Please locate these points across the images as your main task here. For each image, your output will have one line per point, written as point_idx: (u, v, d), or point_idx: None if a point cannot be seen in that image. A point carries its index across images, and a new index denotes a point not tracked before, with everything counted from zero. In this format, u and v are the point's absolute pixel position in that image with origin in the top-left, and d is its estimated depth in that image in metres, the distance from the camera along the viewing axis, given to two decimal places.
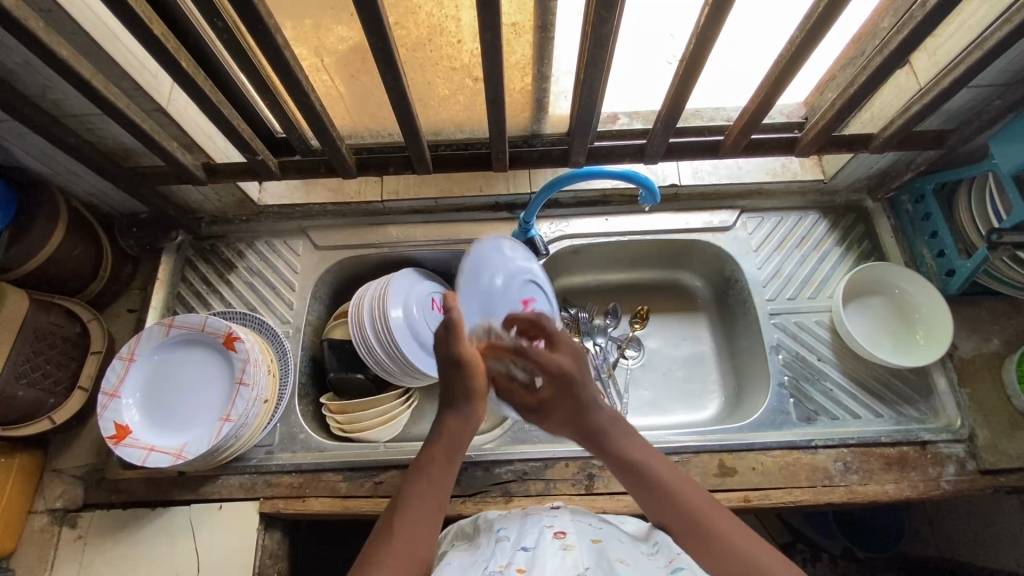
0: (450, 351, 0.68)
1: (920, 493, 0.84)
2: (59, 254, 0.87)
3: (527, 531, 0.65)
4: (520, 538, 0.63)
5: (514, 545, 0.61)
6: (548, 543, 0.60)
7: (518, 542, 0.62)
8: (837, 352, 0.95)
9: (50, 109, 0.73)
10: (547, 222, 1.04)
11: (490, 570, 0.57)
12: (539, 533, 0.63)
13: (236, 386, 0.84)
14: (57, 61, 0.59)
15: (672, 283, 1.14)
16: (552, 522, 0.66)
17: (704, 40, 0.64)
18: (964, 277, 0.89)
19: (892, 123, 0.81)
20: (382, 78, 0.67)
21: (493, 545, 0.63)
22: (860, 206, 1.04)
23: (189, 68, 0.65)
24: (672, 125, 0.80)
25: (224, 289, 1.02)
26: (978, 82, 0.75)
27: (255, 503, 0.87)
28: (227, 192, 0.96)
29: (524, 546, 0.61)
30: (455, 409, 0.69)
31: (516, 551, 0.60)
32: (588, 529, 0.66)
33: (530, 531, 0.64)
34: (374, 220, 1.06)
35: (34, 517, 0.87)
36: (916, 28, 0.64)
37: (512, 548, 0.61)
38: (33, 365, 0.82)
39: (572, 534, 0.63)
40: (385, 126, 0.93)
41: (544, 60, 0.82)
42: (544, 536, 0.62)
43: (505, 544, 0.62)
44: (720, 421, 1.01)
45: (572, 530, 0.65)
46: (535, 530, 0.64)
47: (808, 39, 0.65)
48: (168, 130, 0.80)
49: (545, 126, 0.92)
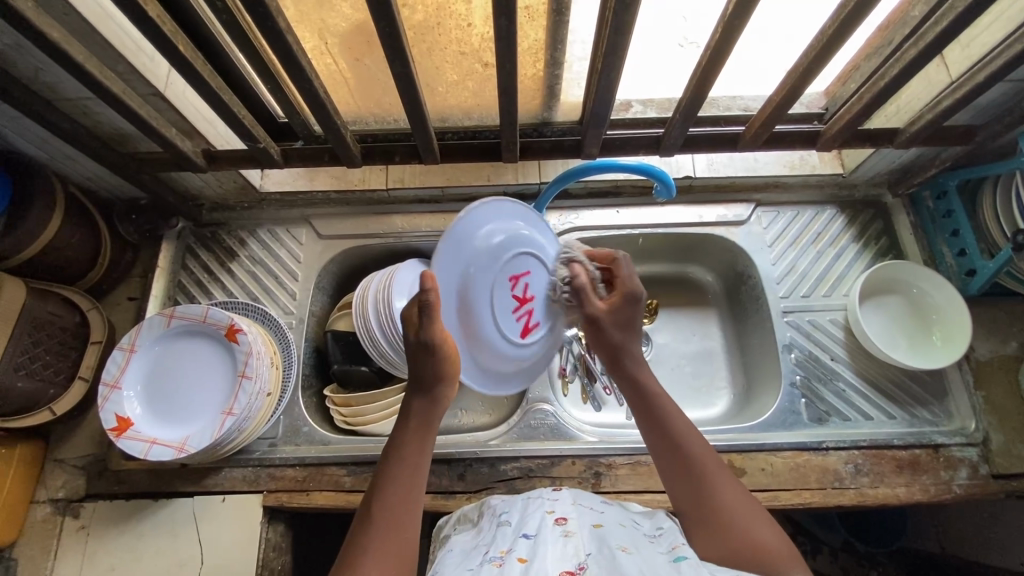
0: (423, 334, 0.61)
1: (931, 497, 0.83)
2: (56, 242, 0.84)
3: (529, 516, 0.62)
4: (521, 524, 0.61)
5: (516, 531, 0.60)
6: (549, 531, 0.58)
7: (519, 528, 0.60)
8: (850, 351, 0.93)
9: (43, 93, 0.70)
10: (557, 213, 1.01)
11: (490, 556, 0.56)
12: (540, 519, 0.61)
13: (238, 379, 0.82)
14: (47, 44, 0.55)
15: (682, 277, 1.11)
16: (554, 507, 0.64)
17: (731, 29, 0.61)
18: (985, 277, 0.87)
19: (921, 118, 0.77)
20: (390, 65, 0.64)
21: (495, 531, 0.62)
22: (879, 201, 1.01)
23: (188, 53, 0.61)
24: (692, 116, 0.77)
25: (225, 278, 1.00)
26: (1014, 76, 0.71)
27: (258, 496, 0.86)
28: (228, 179, 0.94)
29: (525, 533, 0.59)
30: (423, 390, 0.63)
31: (516, 538, 0.58)
32: (590, 513, 0.63)
33: (531, 516, 0.62)
34: (379, 209, 1.03)
35: (36, 507, 0.87)
36: (955, 20, 0.60)
37: (513, 535, 0.59)
38: (31, 356, 0.80)
39: (574, 520, 0.61)
40: (391, 112, 0.89)
41: (558, 44, 0.78)
42: (545, 523, 0.60)
43: (507, 530, 0.61)
44: (729, 418, 1.00)
45: (574, 515, 0.62)
46: (536, 516, 0.62)
47: (841, 29, 0.61)
48: (166, 115, 0.77)
49: (556, 114, 0.89)
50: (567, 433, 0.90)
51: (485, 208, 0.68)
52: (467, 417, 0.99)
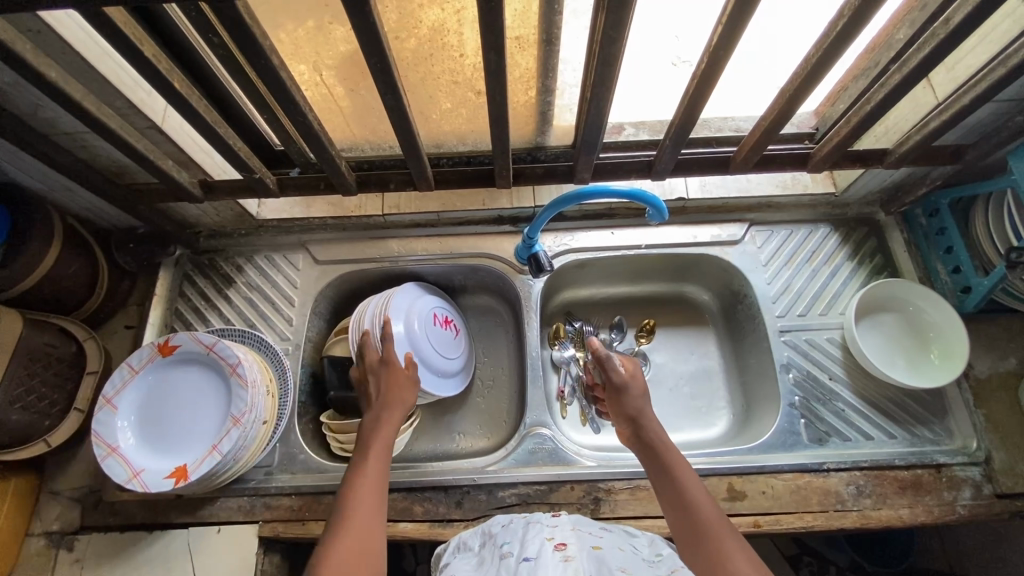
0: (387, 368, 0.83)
1: (934, 519, 0.82)
2: (54, 273, 0.85)
3: (529, 543, 0.63)
4: (523, 549, 0.62)
5: (516, 558, 0.60)
6: (549, 554, 0.59)
7: (520, 554, 0.61)
8: (848, 371, 0.93)
9: (42, 127, 0.71)
10: (552, 235, 1.02)
11: None
12: (540, 544, 0.62)
13: (229, 420, 0.81)
14: (46, 83, 0.56)
15: (679, 297, 1.11)
16: (552, 534, 0.65)
17: (716, 57, 0.62)
18: (980, 295, 0.87)
19: (909, 138, 0.78)
20: (382, 98, 0.65)
21: (498, 562, 0.62)
22: (872, 219, 1.02)
23: (184, 89, 0.62)
24: (682, 143, 0.78)
25: (222, 305, 1.00)
26: (1001, 97, 0.72)
27: (255, 526, 0.85)
28: (225, 208, 0.95)
29: (525, 557, 0.60)
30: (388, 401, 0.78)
31: (518, 563, 0.59)
32: (588, 539, 0.65)
33: (531, 542, 0.63)
34: (374, 234, 1.04)
35: (30, 541, 0.86)
36: (938, 47, 0.61)
37: (515, 562, 0.60)
38: (27, 388, 0.80)
39: (573, 546, 0.62)
40: (386, 139, 0.91)
41: (549, 72, 0.79)
42: (545, 548, 0.61)
43: (509, 559, 0.61)
44: (729, 439, 0.99)
45: (572, 541, 0.63)
46: (535, 541, 0.63)
47: (826, 57, 0.62)
48: (163, 147, 0.78)
49: (550, 139, 0.90)
50: (565, 458, 0.88)
51: (405, 293, 0.95)
52: (465, 441, 1.00)
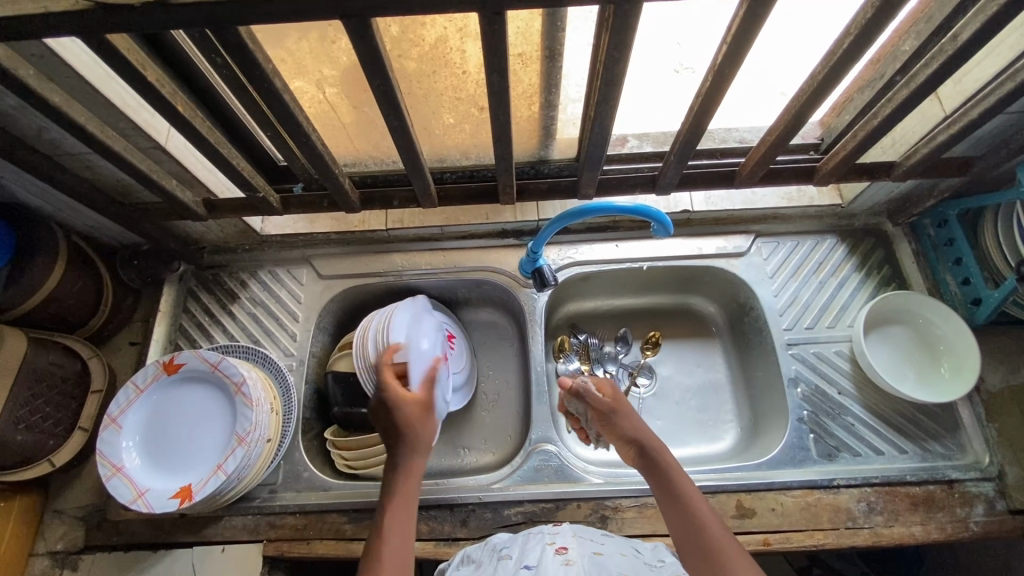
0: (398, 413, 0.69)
1: (947, 536, 0.81)
2: (58, 293, 0.85)
3: (530, 550, 0.66)
4: (523, 556, 0.64)
5: (518, 563, 0.63)
6: (550, 561, 0.62)
7: (521, 560, 0.63)
8: (857, 384, 0.92)
9: (46, 149, 0.72)
10: (556, 248, 1.01)
11: None
12: (541, 551, 0.65)
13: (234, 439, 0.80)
14: (50, 109, 0.56)
15: (685, 308, 1.11)
16: (554, 539, 0.68)
17: (720, 74, 0.62)
18: (991, 307, 0.85)
19: (917, 151, 0.77)
20: (385, 118, 0.65)
21: (498, 565, 0.65)
22: (879, 230, 1.01)
23: (187, 112, 0.62)
24: (687, 158, 0.78)
25: (226, 321, 1.00)
26: (1010, 110, 0.71)
27: (259, 546, 0.84)
28: (229, 224, 0.95)
29: (527, 564, 0.63)
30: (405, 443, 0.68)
31: (519, 569, 0.61)
32: (589, 543, 0.67)
33: (532, 549, 0.66)
34: (378, 248, 1.04)
35: (34, 560, 0.85)
36: (944, 64, 0.60)
37: (516, 566, 0.63)
38: (32, 409, 0.80)
39: (573, 550, 0.65)
40: (389, 155, 0.91)
41: (552, 88, 0.79)
42: (546, 554, 0.64)
43: (510, 563, 0.64)
44: (737, 453, 0.98)
45: (573, 545, 0.66)
46: (536, 548, 0.66)
47: (831, 74, 0.62)
48: (167, 167, 0.78)
49: (553, 152, 0.91)
50: (572, 474, 0.87)
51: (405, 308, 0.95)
52: (470, 456, 0.99)
